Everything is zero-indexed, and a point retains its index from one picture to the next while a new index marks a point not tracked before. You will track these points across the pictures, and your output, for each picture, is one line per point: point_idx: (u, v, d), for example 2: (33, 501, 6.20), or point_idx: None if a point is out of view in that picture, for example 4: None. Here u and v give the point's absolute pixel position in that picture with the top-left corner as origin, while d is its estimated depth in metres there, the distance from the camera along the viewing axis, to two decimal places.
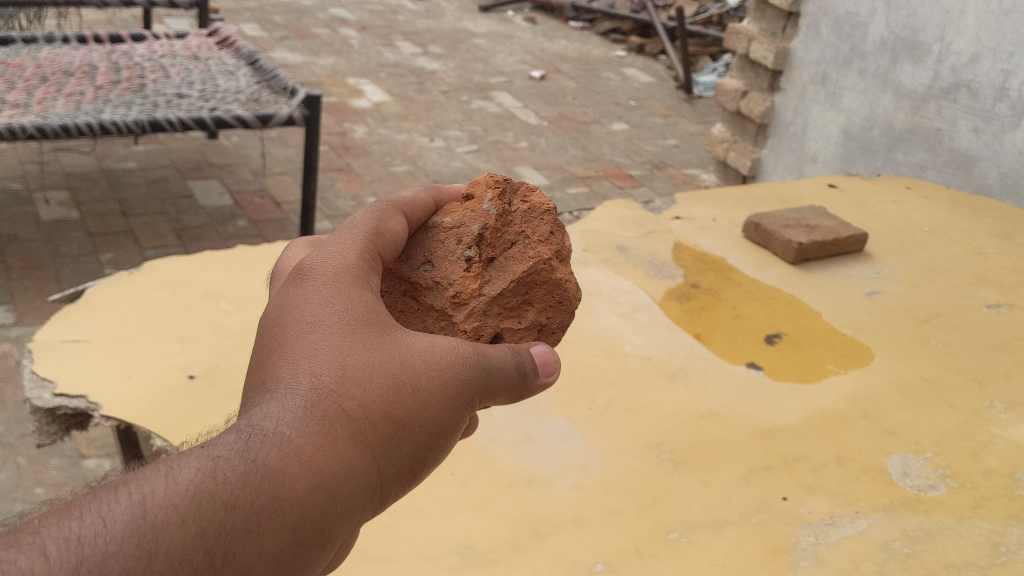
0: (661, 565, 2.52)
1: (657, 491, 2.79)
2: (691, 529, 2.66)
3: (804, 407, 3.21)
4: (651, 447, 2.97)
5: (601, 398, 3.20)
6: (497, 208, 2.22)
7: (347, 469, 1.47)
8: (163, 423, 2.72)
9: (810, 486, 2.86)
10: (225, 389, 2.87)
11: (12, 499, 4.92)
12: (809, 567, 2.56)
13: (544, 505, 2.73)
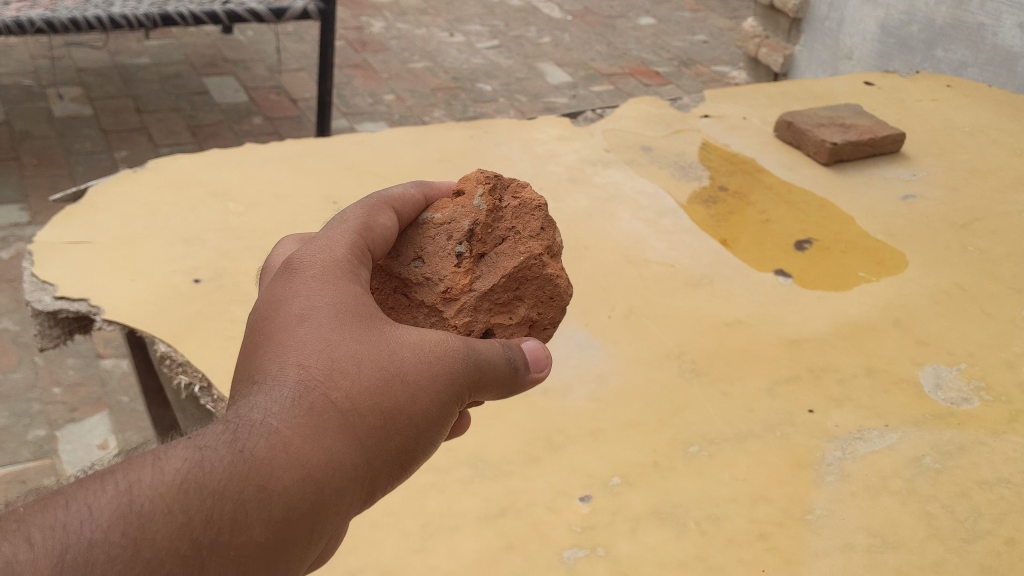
0: (680, 480, 2.44)
1: (677, 402, 2.69)
2: (712, 442, 2.57)
3: (833, 316, 3.08)
4: (672, 357, 2.86)
5: (621, 306, 3.08)
6: (487, 204, 2.07)
7: (336, 461, 1.43)
8: (167, 328, 2.63)
9: (837, 398, 2.75)
10: (230, 293, 2.77)
11: (29, 399, 4.98)
12: (835, 483, 2.47)
13: (559, 417, 2.63)
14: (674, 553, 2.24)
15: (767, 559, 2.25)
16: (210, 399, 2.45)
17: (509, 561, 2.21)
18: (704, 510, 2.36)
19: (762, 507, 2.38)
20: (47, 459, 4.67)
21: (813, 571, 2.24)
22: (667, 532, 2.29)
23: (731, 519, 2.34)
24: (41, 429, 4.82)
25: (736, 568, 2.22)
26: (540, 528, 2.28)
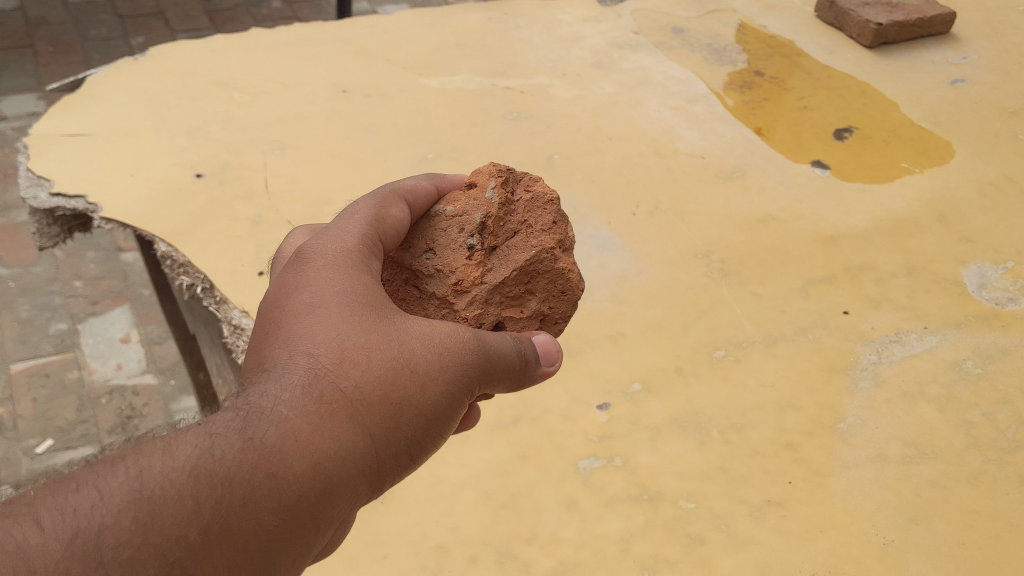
0: (704, 386, 2.32)
1: (704, 304, 2.56)
2: (739, 346, 2.43)
3: (872, 211, 2.90)
4: (699, 256, 2.71)
5: (647, 201, 2.92)
6: (499, 195, 1.79)
7: (346, 454, 1.24)
8: (169, 227, 2.52)
9: (874, 299, 2.60)
10: (235, 189, 2.66)
11: (51, 292, 4.95)
12: (868, 389, 2.34)
13: (577, 321, 2.52)
14: (695, 464, 2.14)
15: (793, 470, 2.15)
16: (212, 302, 2.37)
17: (522, 471, 2.12)
18: (727, 419, 2.25)
19: (790, 415, 2.26)
20: (70, 351, 4.65)
21: (841, 483, 2.13)
22: (688, 442, 2.19)
23: (757, 428, 2.23)
24: (62, 323, 4.78)
25: (760, 479, 2.12)
26: (555, 438, 2.19)
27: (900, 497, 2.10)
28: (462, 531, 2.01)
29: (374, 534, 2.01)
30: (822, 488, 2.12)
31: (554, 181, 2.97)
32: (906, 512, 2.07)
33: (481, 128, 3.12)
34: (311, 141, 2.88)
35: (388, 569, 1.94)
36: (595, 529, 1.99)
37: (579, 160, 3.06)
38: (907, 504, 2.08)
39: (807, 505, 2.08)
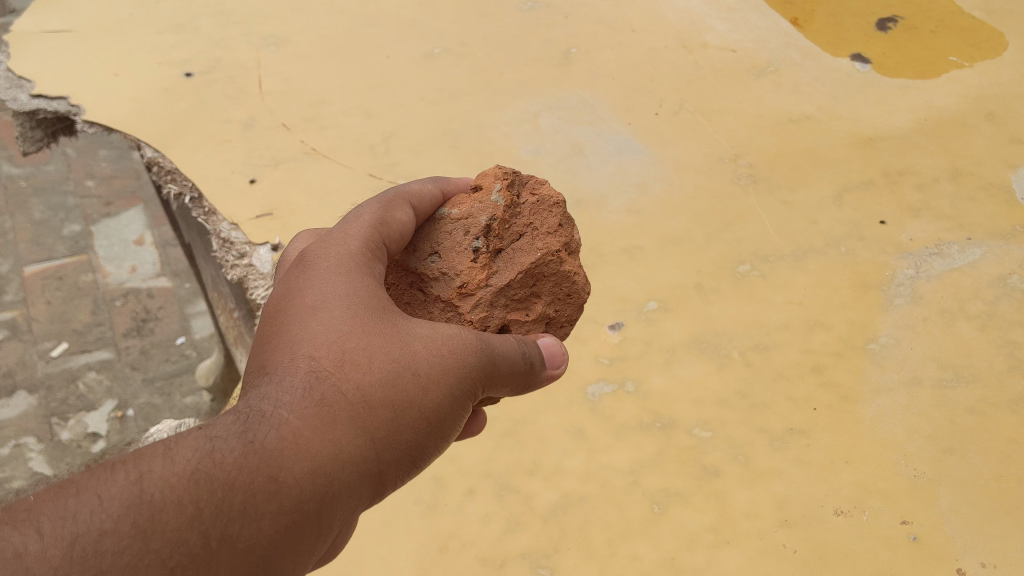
0: (726, 305, 2.16)
1: (730, 214, 2.37)
2: (767, 261, 2.26)
3: (915, 109, 2.67)
4: (726, 161, 2.52)
5: (671, 100, 2.71)
6: (507, 195, 1.46)
7: (350, 457, 1.07)
8: (154, 129, 2.46)
9: (914, 207, 2.40)
10: (225, 89, 2.59)
11: (64, 193, 4.86)
12: (904, 307, 2.17)
13: (591, 233, 2.35)
14: (712, 389, 2.01)
15: (821, 396, 2.00)
16: (200, 215, 2.28)
17: (527, 397, 2.03)
18: (751, 339, 2.10)
19: (818, 335, 2.11)
20: (84, 254, 4.63)
21: (872, 410, 1.98)
22: (705, 365, 2.05)
23: (783, 349, 2.08)
24: (77, 224, 4.74)
25: (783, 407, 1.98)
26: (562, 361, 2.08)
27: (935, 425, 1.95)
28: (459, 461, 1.94)
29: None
30: (850, 416, 1.97)
31: (573, 76, 2.77)
32: (940, 441, 1.92)
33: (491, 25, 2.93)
34: (308, 41, 2.78)
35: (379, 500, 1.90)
36: (603, 460, 1.91)
37: (598, 54, 2.85)
38: (942, 433, 1.94)
39: (834, 433, 1.94)
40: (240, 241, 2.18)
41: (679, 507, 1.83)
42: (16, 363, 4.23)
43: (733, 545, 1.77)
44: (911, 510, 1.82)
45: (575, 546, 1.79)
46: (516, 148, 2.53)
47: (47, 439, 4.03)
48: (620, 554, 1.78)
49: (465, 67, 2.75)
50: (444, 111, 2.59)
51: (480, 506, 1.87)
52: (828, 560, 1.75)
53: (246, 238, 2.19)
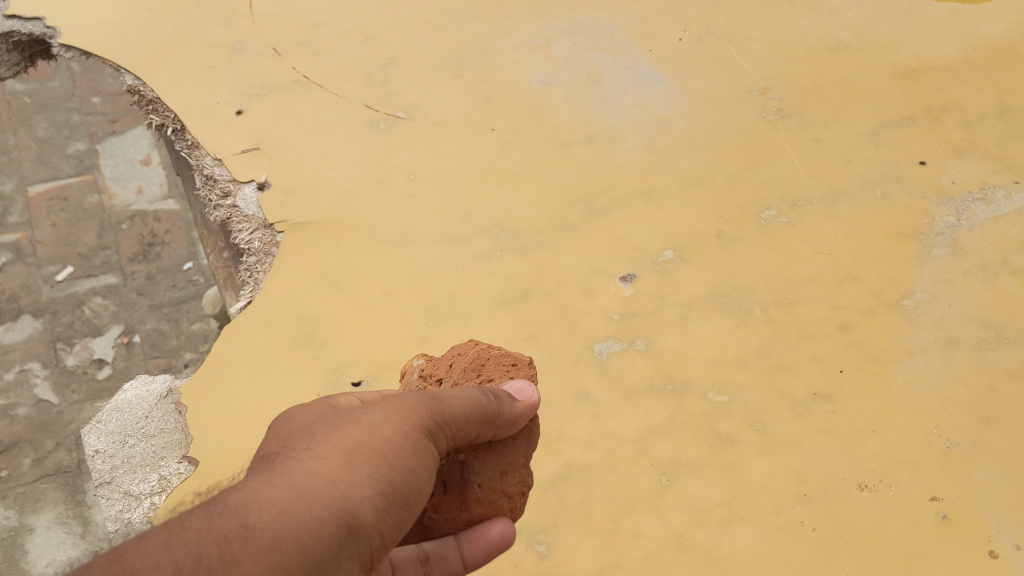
0: (746, 255, 2.02)
1: (757, 154, 2.21)
2: (795, 207, 2.10)
3: (964, 36, 2.45)
4: (754, 94, 2.34)
5: (696, 26, 2.54)
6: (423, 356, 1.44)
7: (322, 503, 0.94)
8: (134, 55, 2.54)
9: (958, 147, 2.20)
10: (213, 9, 2.66)
11: (68, 109, 4.79)
12: (943, 260, 2.00)
13: (606, 172, 2.20)
14: (730, 350, 1.88)
15: (847, 356, 1.85)
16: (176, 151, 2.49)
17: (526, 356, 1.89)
18: (774, 294, 1.95)
19: (847, 290, 1.95)
20: (89, 174, 4.58)
21: (903, 373, 1.83)
22: (723, 323, 1.92)
23: (809, 306, 1.93)
24: (82, 142, 4.68)
25: (804, 369, 1.84)
26: (567, 314, 1.95)
27: (971, 391, 1.80)
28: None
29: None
30: (880, 380, 1.82)
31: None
32: (976, 411, 1.77)
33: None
34: None
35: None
36: (609, 426, 1.80)
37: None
38: (979, 401, 1.78)
39: (860, 400, 1.79)
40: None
41: (688, 479, 1.72)
42: (21, 288, 4.24)
43: (745, 522, 1.66)
44: (939, 482, 1.68)
45: (575, 521, 1.69)
46: (525, 80, 2.43)
47: (52, 365, 4.04)
48: (623, 531, 1.67)
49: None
50: (448, 36, 2.56)
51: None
52: (847, 539, 1.63)
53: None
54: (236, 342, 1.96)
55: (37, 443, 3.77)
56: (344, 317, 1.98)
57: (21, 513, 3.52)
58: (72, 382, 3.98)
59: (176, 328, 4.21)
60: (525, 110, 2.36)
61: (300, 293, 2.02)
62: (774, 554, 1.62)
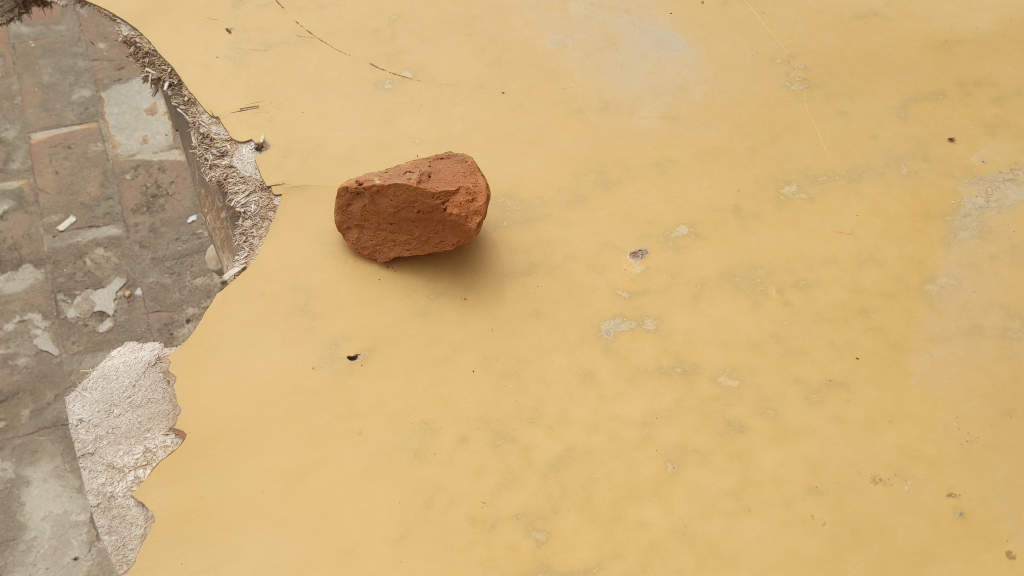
0: (762, 233, 2.60)
1: (768, 272, 2.53)
2: (797, 326, 2.43)
3: (957, 142, 2.76)
4: (768, 211, 2.64)
5: (716, 139, 2.81)
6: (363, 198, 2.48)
7: None
8: (223, 105, 2.90)
9: (947, 253, 2.54)
10: (284, 62, 3.02)
11: (74, 55, 5.01)
12: (930, 368, 2.35)
13: (623, 142, 2.81)
14: (743, 333, 2.42)
15: (866, 344, 2.39)
16: (182, 102, 2.94)
17: (534, 332, 2.44)
18: (777, 416, 2.29)
19: (868, 273, 2.51)
20: (93, 123, 4.78)
21: (923, 360, 2.36)
22: (739, 303, 2.47)
23: (827, 289, 2.49)
24: (85, 90, 4.89)
25: (821, 355, 2.38)
26: (576, 292, 2.50)
27: (993, 384, 2.31)
28: (454, 405, 2.32)
29: (351, 404, 2.32)
30: (898, 368, 2.35)
31: None
32: (998, 403, 2.28)
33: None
34: (354, 35, 3.10)
35: (364, 447, 2.26)
36: (615, 410, 2.32)
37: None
38: (999, 393, 2.30)
39: (877, 388, 2.32)
40: (222, 138, 2.83)
41: (693, 470, 2.23)
42: (24, 237, 4.43)
43: (752, 514, 2.16)
44: (953, 474, 2.19)
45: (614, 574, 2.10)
46: (563, 136, 2.82)
47: (52, 317, 4.23)
48: (628, 519, 2.17)
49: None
50: (492, 112, 2.88)
51: (501, 407, 2.32)
52: (858, 536, 2.12)
53: (226, 136, 2.83)
54: (311, 418, 2.30)
55: (38, 395, 3.98)
56: (350, 291, 2.50)
57: (18, 464, 3.78)
58: (71, 334, 4.18)
59: (178, 282, 4.33)
60: (537, 73, 2.99)
61: (364, 391, 2.34)
62: (781, 548, 2.12)
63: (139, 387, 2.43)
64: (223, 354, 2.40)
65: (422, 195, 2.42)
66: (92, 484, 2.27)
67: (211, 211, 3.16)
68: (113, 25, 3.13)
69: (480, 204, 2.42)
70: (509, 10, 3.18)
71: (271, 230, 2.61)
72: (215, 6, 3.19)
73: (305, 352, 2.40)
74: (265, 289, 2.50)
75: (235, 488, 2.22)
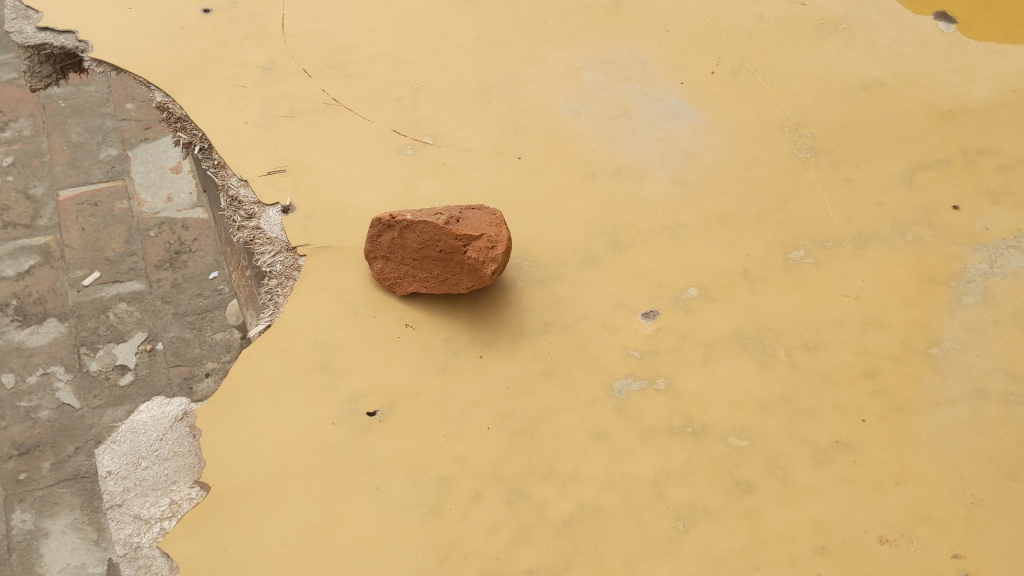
0: (771, 295, 2.66)
1: (776, 334, 2.58)
2: (805, 388, 2.47)
3: (961, 209, 2.83)
4: (777, 275, 2.70)
5: (727, 205, 2.88)
6: (398, 219, 2.58)
7: None
8: (248, 168, 3.00)
9: (952, 318, 2.59)
10: (305, 127, 3.12)
11: (104, 115, 5.76)
12: (934, 431, 2.39)
13: (636, 207, 2.88)
14: (752, 393, 2.47)
15: (872, 407, 2.43)
16: (213, 166, 3.05)
17: (547, 390, 2.48)
18: (785, 477, 2.33)
19: (875, 336, 2.56)
20: (119, 180, 5.48)
21: (928, 423, 2.41)
22: (749, 364, 2.52)
23: (834, 351, 2.54)
24: (113, 148, 5.61)
25: (829, 416, 2.42)
26: (588, 351, 2.56)
27: (997, 447, 2.35)
28: (469, 461, 2.37)
29: (368, 459, 2.37)
30: (903, 431, 2.39)
31: (626, 28, 3.44)
32: (1003, 466, 2.32)
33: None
34: (374, 102, 3.20)
35: (380, 501, 2.31)
36: (625, 468, 2.36)
37: (647, 3, 3.52)
38: (1002, 456, 2.34)
39: (884, 450, 2.36)
40: (250, 201, 2.92)
41: (702, 528, 2.27)
42: (48, 291, 5.07)
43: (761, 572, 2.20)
44: (958, 536, 2.22)
45: None
46: (577, 201, 2.89)
47: (74, 369, 4.86)
48: None
49: (502, 14, 3.50)
50: (507, 176, 2.96)
51: (515, 464, 2.36)
52: None
53: (254, 199, 2.92)
54: (330, 473, 2.35)
55: (59, 446, 4.61)
56: (368, 349, 2.55)
57: (38, 515, 4.42)
58: (94, 387, 4.81)
59: (200, 337, 4.98)
60: (551, 139, 3.08)
61: (382, 447, 2.39)
62: None
63: (167, 442, 2.46)
64: (247, 409, 2.45)
65: (443, 230, 2.54)
66: (119, 535, 2.32)
67: (237, 268, 3.26)
68: (147, 91, 3.25)
69: (499, 252, 2.52)
70: (524, 80, 3.27)
71: (295, 289, 2.68)
72: (244, 74, 3.30)
73: (326, 408, 2.45)
74: (288, 345, 2.56)
75: (253, 541, 2.26)
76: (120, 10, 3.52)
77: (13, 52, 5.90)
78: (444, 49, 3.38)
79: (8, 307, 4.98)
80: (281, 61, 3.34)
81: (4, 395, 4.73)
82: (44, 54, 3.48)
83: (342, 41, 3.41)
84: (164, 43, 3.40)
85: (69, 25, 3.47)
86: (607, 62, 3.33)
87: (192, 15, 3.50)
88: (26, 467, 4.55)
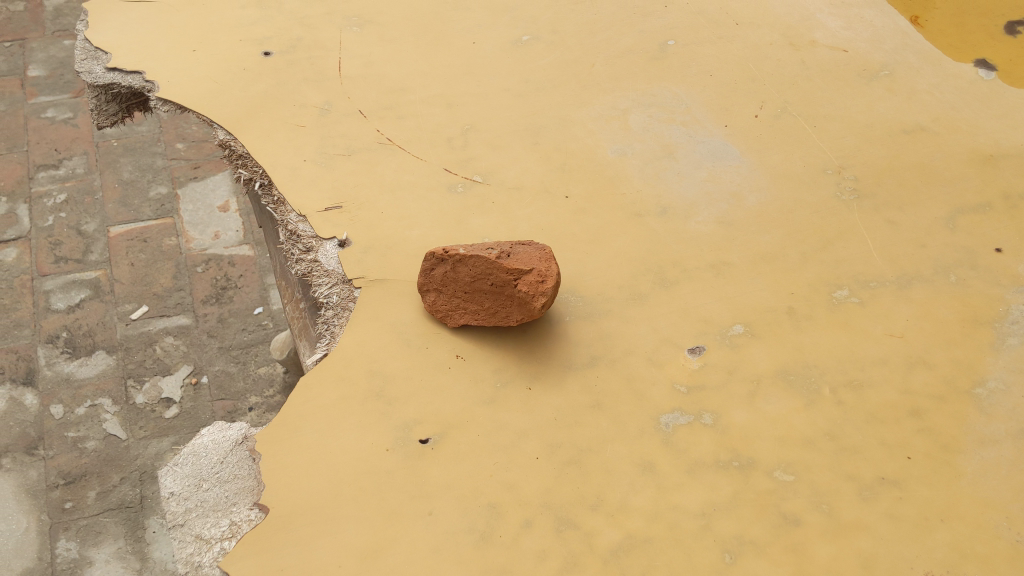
0: (816, 334, 2.69)
1: (822, 372, 2.60)
2: (851, 425, 2.49)
3: (1001, 253, 2.86)
4: (823, 314, 2.73)
5: (774, 244, 2.92)
6: (452, 253, 2.64)
7: None
8: (305, 203, 3.07)
9: (995, 360, 2.62)
10: (358, 165, 3.20)
11: (155, 154, 6.23)
12: (980, 470, 2.40)
13: (683, 245, 2.93)
14: (798, 430, 2.50)
15: (917, 445, 2.45)
16: (272, 202, 3.13)
17: (595, 423, 2.52)
18: (832, 511, 2.34)
19: (919, 375, 2.58)
20: (168, 219, 5.86)
21: (973, 462, 2.42)
22: (795, 401, 2.55)
23: (879, 389, 2.56)
24: (163, 187, 6.03)
25: (875, 453, 2.44)
26: (636, 385, 2.59)
27: None
28: (519, 490, 2.40)
29: (420, 485, 2.41)
30: (949, 468, 2.41)
31: (670, 73, 3.51)
32: None
33: (589, 20, 3.73)
34: (424, 142, 3.28)
35: (432, 526, 2.34)
36: (672, 500, 2.38)
37: (692, 49, 3.59)
38: None
39: (929, 487, 2.37)
40: (308, 235, 2.99)
41: (749, 559, 2.27)
42: (98, 324, 5.33)
43: None
44: (1004, 572, 2.22)
45: None
46: (625, 238, 2.94)
47: (121, 402, 5.05)
48: None
49: (551, 58, 3.59)
50: (556, 213, 3.02)
51: (564, 493, 2.39)
52: None
53: (312, 233, 2.99)
54: (384, 498, 2.39)
55: (105, 476, 4.78)
56: (419, 379, 2.60)
57: (82, 544, 4.57)
58: (140, 419, 4.99)
59: (243, 371, 5.21)
60: (598, 179, 3.14)
61: (434, 474, 2.42)
62: None
63: (226, 461, 2.53)
64: (305, 435, 2.51)
65: (495, 263, 2.61)
66: (181, 553, 2.35)
67: (291, 300, 3.34)
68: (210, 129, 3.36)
69: (549, 286, 2.57)
70: (572, 122, 3.34)
71: (351, 320, 2.74)
72: (302, 114, 3.39)
73: (379, 435, 2.50)
74: (343, 373, 2.62)
75: (307, 560, 2.29)
76: (184, 52, 3.64)
77: (69, 94, 6.53)
78: (495, 91, 3.46)
79: (59, 338, 5.27)
80: (337, 102, 3.43)
81: (53, 426, 4.94)
82: (111, 94, 3.60)
83: (396, 84, 3.50)
84: (227, 83, 3.51)
85: (137, 67, 3.59)
86: (652, 104, 3.40)
87: (253, 58, 3.61)
88: (71, 496, 4.71)
